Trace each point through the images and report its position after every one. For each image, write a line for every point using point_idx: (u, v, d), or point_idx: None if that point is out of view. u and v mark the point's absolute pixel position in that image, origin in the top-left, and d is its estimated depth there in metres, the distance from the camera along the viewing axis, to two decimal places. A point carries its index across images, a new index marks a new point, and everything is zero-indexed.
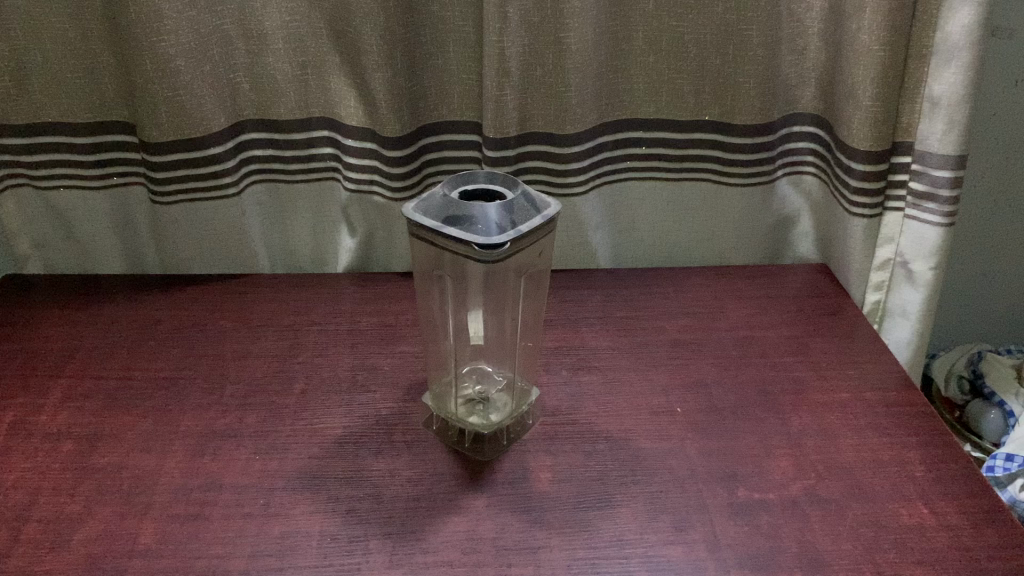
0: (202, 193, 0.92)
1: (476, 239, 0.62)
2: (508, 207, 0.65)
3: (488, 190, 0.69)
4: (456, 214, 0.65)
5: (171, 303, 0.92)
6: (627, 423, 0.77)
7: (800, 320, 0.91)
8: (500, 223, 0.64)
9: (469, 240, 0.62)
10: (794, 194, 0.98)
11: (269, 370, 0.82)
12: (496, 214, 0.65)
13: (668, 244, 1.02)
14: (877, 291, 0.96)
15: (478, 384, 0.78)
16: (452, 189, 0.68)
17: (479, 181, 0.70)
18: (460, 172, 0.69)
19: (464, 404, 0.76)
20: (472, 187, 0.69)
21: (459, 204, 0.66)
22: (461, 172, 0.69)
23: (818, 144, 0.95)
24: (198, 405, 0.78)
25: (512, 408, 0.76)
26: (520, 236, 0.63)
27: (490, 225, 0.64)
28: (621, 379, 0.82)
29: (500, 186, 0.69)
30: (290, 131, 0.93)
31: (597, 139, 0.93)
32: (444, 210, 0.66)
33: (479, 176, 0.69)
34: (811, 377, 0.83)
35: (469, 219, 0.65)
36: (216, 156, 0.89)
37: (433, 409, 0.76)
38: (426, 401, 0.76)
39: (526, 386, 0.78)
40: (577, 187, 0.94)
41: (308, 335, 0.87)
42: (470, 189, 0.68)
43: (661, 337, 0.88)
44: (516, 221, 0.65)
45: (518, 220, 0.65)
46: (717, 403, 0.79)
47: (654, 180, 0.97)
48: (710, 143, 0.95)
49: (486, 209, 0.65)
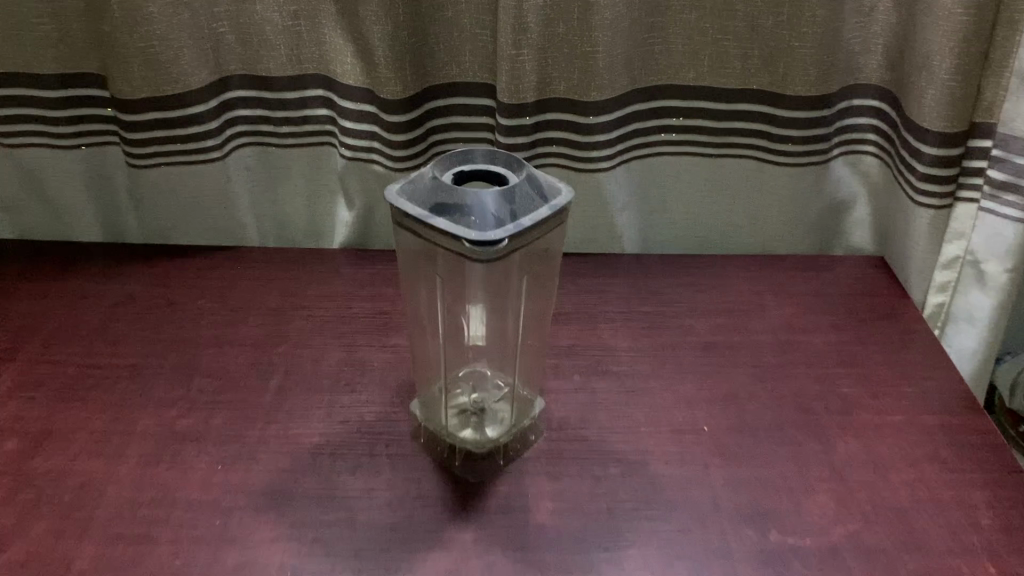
0: (182, 156, 0.82)
1: (469, 232, 0.52)
2: (508, 197, 0.55)
3: (488, 171, 0.58)
4: (446, 201, 0.55)
5: (146, 278, 0.83)
6: (645, 442, 0.67)
7: (851, 324, 0.80)
8: (497, 213, 0.54)
9: (460, 234, 0.52)
10: (850, 176, 0.87)
11: (245, 362, 0.73)
12: (494, 204, 0.54)
13: (706, 229, 0.91)
14: (941, 293, 0.83)
15: (474, 392, 0.68)
16: (445, 171, 0.57)
17: (478, 161, 0.59)
18: (453, 151, 0.59)
19: (457, 415, 0.66)
20: (469, 167, 0.58)
21: (451, 190, 0.55)
22: (457, 150, 0.59)
23: (883, 122, 0.83)
24: (161, 400, 0.69)
25: (510, 425, 0.66)
26: (520, 231, 0.53)
27: (486, 215, 0.54)
28: (640, 388, 0.72)
29: (502, 167, 0.58)
30: (281, 89, 0.82)
31: (627, 108, 0.82)
32: (433, 196, 0.55)
33: (477, 154, 0.59)
34: (860, 394, 0.72)
35: (461, 209, 0.54)
36: (197, 116, 0.79)
37: (422, 420, 0.67)
38: (414, 411, 0.67)
39: (526, 401, 0.68)
40: (603, 163, 0.83)
41: (293, 321, 0.78)
42: (467, 170, 0.58)
43: (690, 339, 0.78)
44: (516, 212, 0.55)
45: (520, 210, 0.55)
46: (750, 421, 0.69)
47: (692, 156, 0.85)
48: (757, 116, 0.83)
49: (482, 198, 0.54)
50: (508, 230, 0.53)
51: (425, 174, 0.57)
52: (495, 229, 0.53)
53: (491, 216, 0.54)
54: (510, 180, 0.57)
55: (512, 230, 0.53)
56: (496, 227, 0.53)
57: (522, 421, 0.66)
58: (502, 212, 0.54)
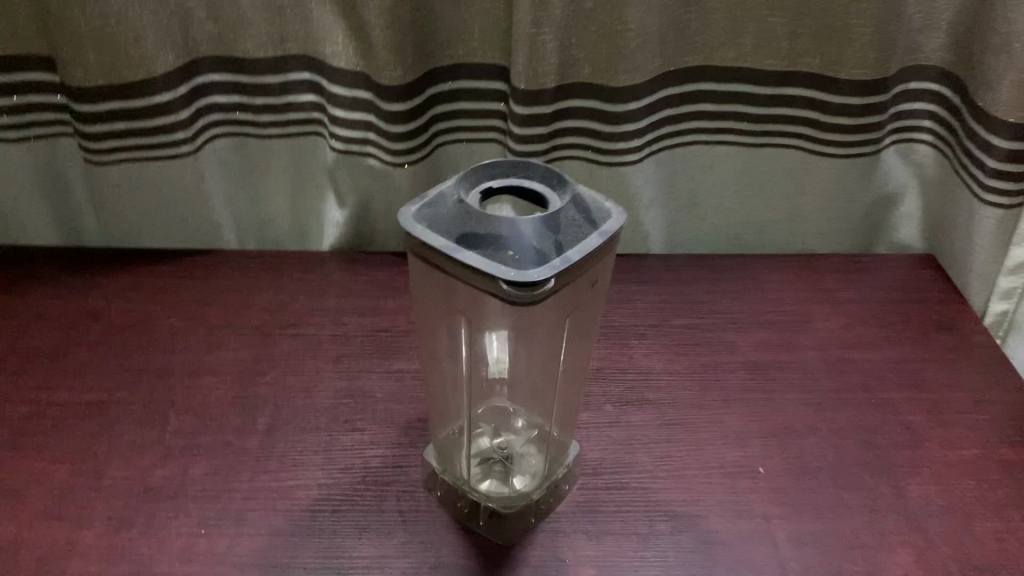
0: (149, 150, 0.71)
1: (507, 270, 0.43)
2: (551, 225, 0.45)
3: (524, 189, 0.48)
4: (475, 230, 0.45)
5: (110, 290, 0.73)
6: (694, 491, 0.59)
7: (908, 336, 0.72)
8: (538, 246, 0.44)
9: (496, 273, 0.42)
10: (901, 167, 0.78)
11: (228, 396, 0.64)
12: (534, 234, 0.44)
13: (738, 225, 0.82)
14: (1005, 300, 0.75)
15: (496, 433, 0.59)
16: (469, 189, 0.48)
17: (510, 176, 0.49)
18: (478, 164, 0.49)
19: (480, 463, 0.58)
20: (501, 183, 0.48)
21: (481, 216, 0.45)
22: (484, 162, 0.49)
23: (942, 107, 0.74)
24: (132, 446, 0.60)
25: (543, 477, 0.57)
26: (568, 267, 0.43)
27: (525, 248, 0.44)
28: (682, 422, 0.64)
29: (539, 184, 0.48)
30: (260, 73, 0.70)
31: (658, 93, 0.72)
32: (458, 222, 0.46)
33: (509, 167, 0.49)
34: (928, 423, 0.64)
35: (494, 240, 0.45)
36: (163, 105, 0.68)
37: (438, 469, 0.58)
38: (429, 458, 0.58)
39: (557, 447, 0.59)
40: (630, 155, 0.74)
41: (280, 343, 0.68)
42: (496, 187, 0.48)
43: (731, 360, 0.69)
44: (561, 243, 0.45)
45: (565, 241, 0.45)
46: (810, 461, 0.61)
47: (728, 146, 0.77)
48: (804, 102, 0.73)
49: (520, 226, 0.44)
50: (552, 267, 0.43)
51: (447, 194, 0.47)
52: (537, 265, 0.43)
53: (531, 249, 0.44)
54: (550, 201, 0.47)
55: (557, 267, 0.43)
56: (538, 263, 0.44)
57: (555, 470, 0.58)
58: (544, 244, 0.44)
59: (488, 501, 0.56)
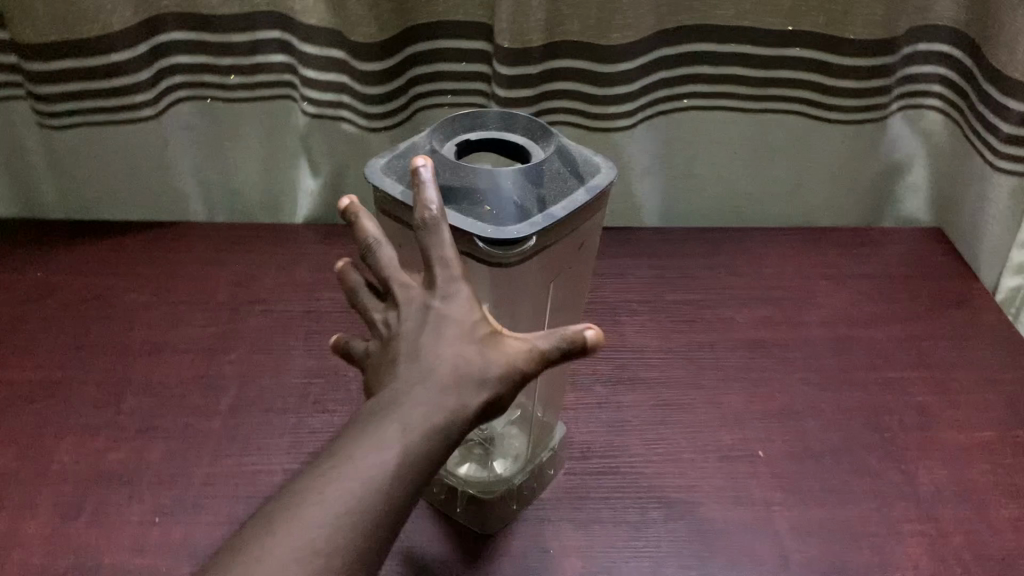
0: (110, 112, 0.67)
1: (484, 228, 0.39)
2: (533, 178, 0.41)
3: (505, 139, 0.44)
4: (450, 184, 0.41)
5: (67, 263, 0.68)
6: (689, 476, 0.55)
7: (916, 313, 0.68)
8: (518, 200, 0.40)
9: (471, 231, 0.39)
10: (909, 135, 0.74)
11: (190, 375, 0.59)
12: (515, 188, 0.40)
13: (737, 195, 0.78)
14: (1018, 275, 0.71)
15: None
16: (445, 142, 0.43)
17: (490, 128, 0.45)
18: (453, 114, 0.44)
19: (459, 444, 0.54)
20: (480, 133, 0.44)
21: (455, 169, 0.41)
22: (461, 113, 0.45)
23: (953, 71, 0.69)
24: (84, 428, 0.55)
25: (525, 461, 0.54)
26: (551, 224, 0.39)
27: (504, 202, 0.40)
28: (676, 403, 0.60)
29: (521, 137, 0.44)
30: (225, 31, 0.65)
31: (652, 54, 0.68)
32: (431, 175, 0.41)
33: (489, 119, 0.45)
34: (939, 404, 0.60)
35: (471, 194, 0.40)
36: (121, 64, 0.64)
37: None
38: None
39: (540, 429, 0.56)
40: (621, 120, 0.70)
41: (249, 319, 0.64)
42: (474, 139, 0.44)
43: (729, 338, 0.65)
44: (544, 198, 0.41)
45: (549, 196, 0.41)
46: (813, 444, 0.57)
47: (726, 111, 0.72)
48: (807, 64, 0.69)
49: (498, 179, 0.40)
50: (535, 223, 0.39)
51: (420, 146, 0.43)
52: (518, 222, 0.39)
53: (511, 204, 0.40)
54: (533, 153, 0.43)
55: (540, 224, 0.39)
56: (518, 220, 0.39)
57: (539, 454, 0.55)
58: (525, 198, 0.40)
59: (467, 486, 0.52)
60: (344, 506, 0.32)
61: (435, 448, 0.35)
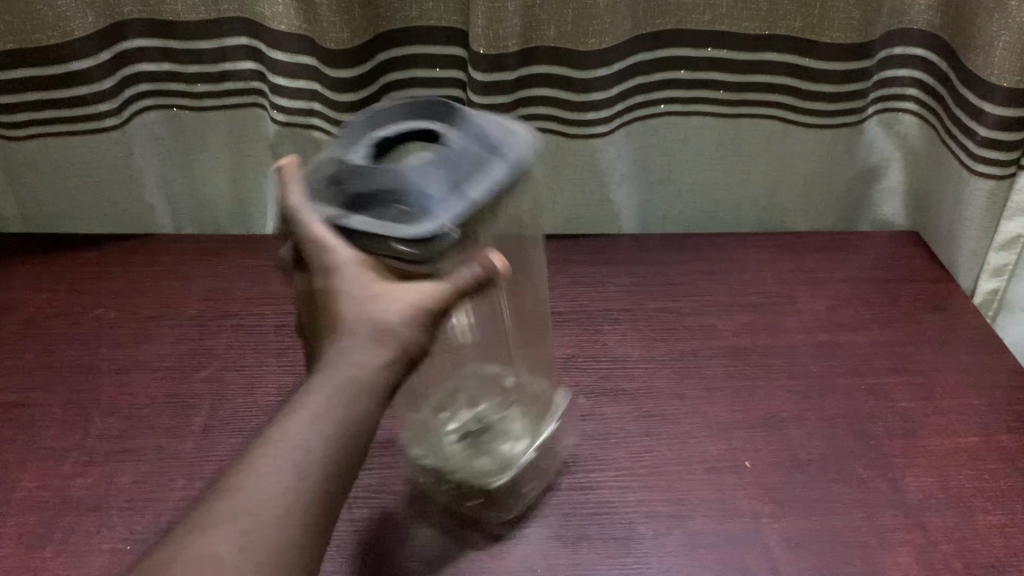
0: (71, 123, 0.65)
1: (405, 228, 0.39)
2: (442, 164, 0.41)
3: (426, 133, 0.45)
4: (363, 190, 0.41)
5: (29, 280, 0.66)
6: (676, 488, 0.54)
7: (895, 317, 0.67)
8: (426, 194, 0.40)
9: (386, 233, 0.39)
10: (884, 138, 0.74)
11: (161, 393, 0.57)
12: (425, 177, 0.40)
13: (714, 200, 0.78)
14: (995, 278, 0.72)
15: (489, 409, 0.55)
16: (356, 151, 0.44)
17: (392, 125, 0.45)
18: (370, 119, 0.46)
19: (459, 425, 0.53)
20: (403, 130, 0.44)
21: (365, 174, 0.41)
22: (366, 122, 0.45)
23: (928, 75, 0.69)
24: (50, 451, 0.53)
25: (513, 464, 0.52)
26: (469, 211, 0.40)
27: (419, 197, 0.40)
28: (661, 413, 0.59)
29: (434, 126, 0.45)
30: (190, 38, 0.63)
31: (629, 59, 0.67)
32: (344, 186, 0.42)
33: (387, 122, 0.45)
34: (922, 409, 0.60)
35: (384, 197, 0.41)
36: (81, 74, 0.62)
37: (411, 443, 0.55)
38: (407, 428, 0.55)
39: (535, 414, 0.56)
40: (600, 127, 0.69)
41: (221, 334, 0.62)
42: (385, 140, 0.44)
43: (711, 345, 0.64)
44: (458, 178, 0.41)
45: (462, 175, 0.41)
46: (799, 452, 0.56)
47: (703, 117, 0.72)
48: (784, 68, 0.68)
49: (407, 174, 0.41)
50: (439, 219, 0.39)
51: (332, 163, 0.44)
52: (427, 217, 0.39)
53: (427, 200, 0.40)
54: (446, 141, 0.43)
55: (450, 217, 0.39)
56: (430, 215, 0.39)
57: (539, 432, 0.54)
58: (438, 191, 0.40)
59: (447, 467, 0.52)
60: (287, 458, 0.36)
61: (365, 412, 0.37)
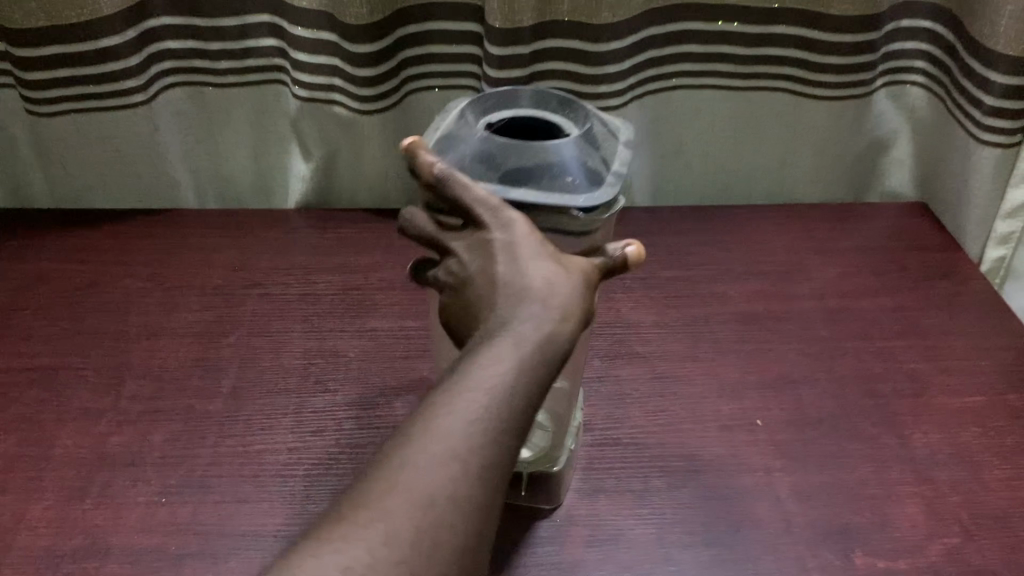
0: (99, 99, 0.67)
1: (489, 196, 0.40)
2: (589, 141, 0.43)
3: (544, 121, 0.45)
4: (519, 165, 0.42)
5: (58, 252, 0.68)
6: (689, 445, 0.55)
7: (904, 283, 0.69)
8: (590, 165, 0.42)
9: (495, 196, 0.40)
10: (892, 110, 0.75)
11: (189, 357, 0.59)
12: (577, 150, 0.42)
13: (723, 173, 0.80)
14: (1002, 246, 0.73)
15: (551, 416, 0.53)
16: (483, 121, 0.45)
17: (522, 105, 0.46)
18: (507, 87, 0.46)
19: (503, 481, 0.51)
20: (450, 128, 0.45)
21: (520, 149, 0.42)
22: (499, 92, 0.46)
23: (935, 46, 0.70)
24: (84, 412, 0.55)
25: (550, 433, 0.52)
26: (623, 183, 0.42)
27: (574, 167, 0.41)
28: (675, 375, 0.61)
29: (553, 112, 0.46)
30: (213, 16, 0.65)
31: (640, 33, 0.68)
32: (494, 160, 0.42)
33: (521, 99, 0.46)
34: (930, 370, 0.61)
35: (546, 170, 0.41)
36: (108, 50, 0.64)
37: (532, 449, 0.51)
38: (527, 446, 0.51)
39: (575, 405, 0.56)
40: (613, 100, 0.71)
41: (246, 302, 0.64)
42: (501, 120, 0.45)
43: (724, 311, 0.66)
44: (603, 158, 0.43)
45: (605, 155, 0.44)
46: (808, 410, 0.58)
47: (712, 90, 0.73)
48: (794, 41, 0.69)
49: (563, 149, 0.42)
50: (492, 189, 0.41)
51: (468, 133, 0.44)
52: (597, 186, 0.41)
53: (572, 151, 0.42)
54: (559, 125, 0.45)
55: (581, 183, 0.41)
56: (596, 181, 0.42)
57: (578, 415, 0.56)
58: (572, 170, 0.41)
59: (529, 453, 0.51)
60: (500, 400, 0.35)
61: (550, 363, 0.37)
